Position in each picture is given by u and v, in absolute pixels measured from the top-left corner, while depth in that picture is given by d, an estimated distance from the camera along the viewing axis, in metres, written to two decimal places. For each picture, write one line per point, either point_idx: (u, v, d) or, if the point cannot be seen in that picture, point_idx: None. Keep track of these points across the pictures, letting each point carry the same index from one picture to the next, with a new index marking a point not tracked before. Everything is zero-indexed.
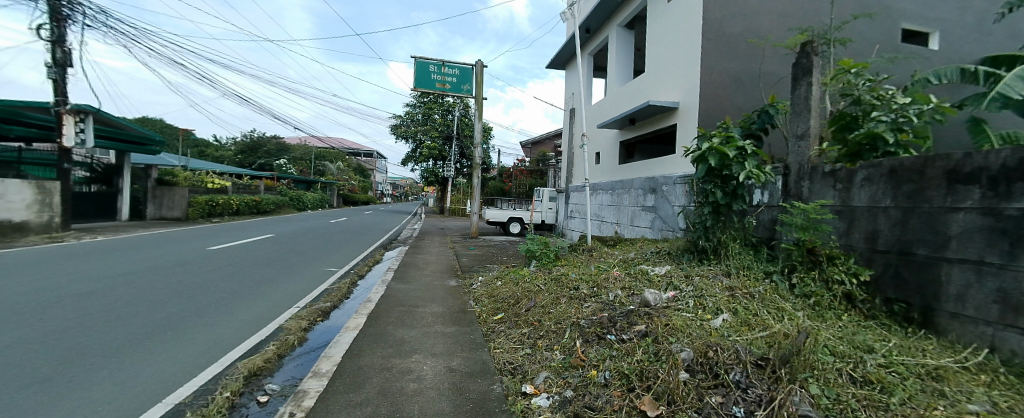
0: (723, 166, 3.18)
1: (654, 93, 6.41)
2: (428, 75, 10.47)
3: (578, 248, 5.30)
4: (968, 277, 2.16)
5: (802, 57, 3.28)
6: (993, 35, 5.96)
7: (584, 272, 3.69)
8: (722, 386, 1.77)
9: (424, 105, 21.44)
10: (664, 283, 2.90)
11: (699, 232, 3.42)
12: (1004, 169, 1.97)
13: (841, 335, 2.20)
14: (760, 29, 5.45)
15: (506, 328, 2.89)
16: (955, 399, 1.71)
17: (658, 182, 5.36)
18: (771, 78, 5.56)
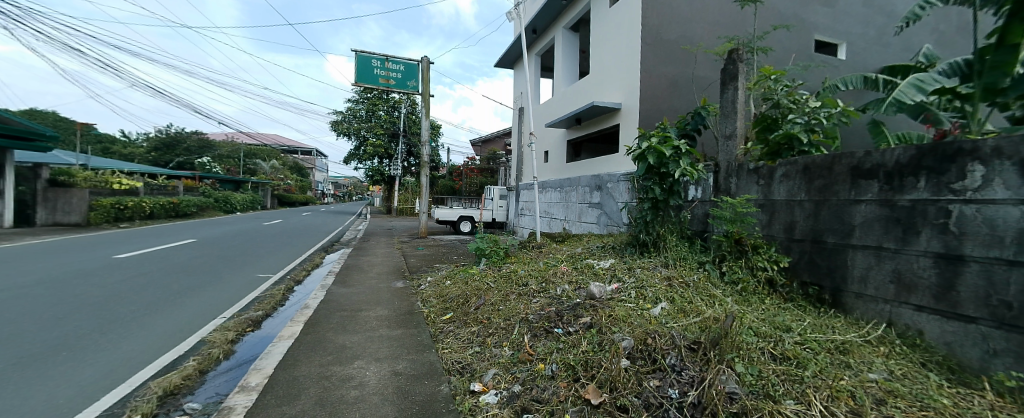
0: (661, 164, 3.35)
1: (598, 94, 6.63)
2: (371, 70, 10.10)
3: (528, 245, 5.37)
4: (869, 260, 2.46)
5: (728, 63, 3.49)
6: (889, 48, 6.79)
7: (533, 268, 3.74)
8: (659, 371, 1.89)
9: (367, 101, 20.74)
10: (608, 275, 3.02)
11: (639, 227, 3.59)
12: (899, 166, 2.30)
13: (764, 317, 2.40)
14: (694, 36, 5.83)
15: (455, 327, 2.87)
16: (855, 369, 1.95)
17: (603, 179, 5.56)
18: (704, 82, 5.98)
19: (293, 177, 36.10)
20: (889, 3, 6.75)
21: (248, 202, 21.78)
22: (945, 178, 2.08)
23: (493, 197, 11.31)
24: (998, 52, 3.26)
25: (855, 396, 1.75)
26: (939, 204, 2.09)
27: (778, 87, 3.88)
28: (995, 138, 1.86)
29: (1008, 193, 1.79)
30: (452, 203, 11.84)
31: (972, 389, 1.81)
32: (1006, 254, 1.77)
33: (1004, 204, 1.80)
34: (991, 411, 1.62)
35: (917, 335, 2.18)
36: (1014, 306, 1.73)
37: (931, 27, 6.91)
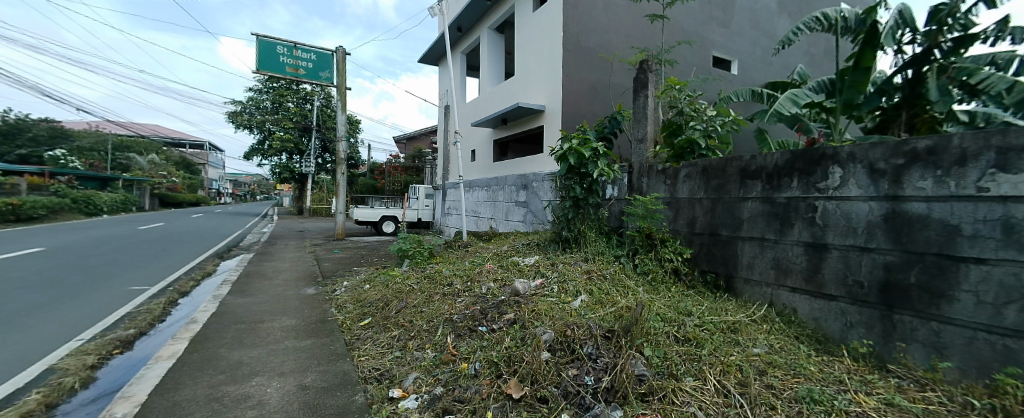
0: (581, 164, 3.53)
1: (523, 96, 6.82)
2: (275, 57, 9.26)
3: (454, 245, 5.31)
4: (755, 250, 2.85)
5: (640, 73, 3.74)
6: (770, 66, 7.92)
7: (458, 267, 3.72)
8: (577, 360, 2.01)
9: (274, 91, 18.97)
10: (533, 271, 3.12)
11: (563, 224, 3.76)
12: (777, 168, 2.71)
13: (670, 304, 2.65)
14: (611, 46, 6.24)
15: (374, 333, 2.74)
16: (743, 344, 2.25)
17: (529, 178, 5.72)
18: (619, 89, 6.40)
19: (182, 173, 31.43)
20: (769, 27, 7.87)
21: (118, 203, 18.41)
22: (812, 178, 2.51)
23: (419, 196, 10.99)
24: (854, 72, 3.83)
25: (742, 369, 2.03)
26: (808, 201, 2.52)
27: (681, 97, 4.26)
28: (849, 146, 2.32)
29: (859, 192, 2.25)
30: (375, 202, 11.25)
31: (834, 356, 2.25)
32: (859, 241, 2.23)
33: (857, 200, 2.26)
34: (846, 374, 2.03)
35: (792, 313, 2.60)
36: (865, 284, 2.21)
37: (801, 52, 8.21)
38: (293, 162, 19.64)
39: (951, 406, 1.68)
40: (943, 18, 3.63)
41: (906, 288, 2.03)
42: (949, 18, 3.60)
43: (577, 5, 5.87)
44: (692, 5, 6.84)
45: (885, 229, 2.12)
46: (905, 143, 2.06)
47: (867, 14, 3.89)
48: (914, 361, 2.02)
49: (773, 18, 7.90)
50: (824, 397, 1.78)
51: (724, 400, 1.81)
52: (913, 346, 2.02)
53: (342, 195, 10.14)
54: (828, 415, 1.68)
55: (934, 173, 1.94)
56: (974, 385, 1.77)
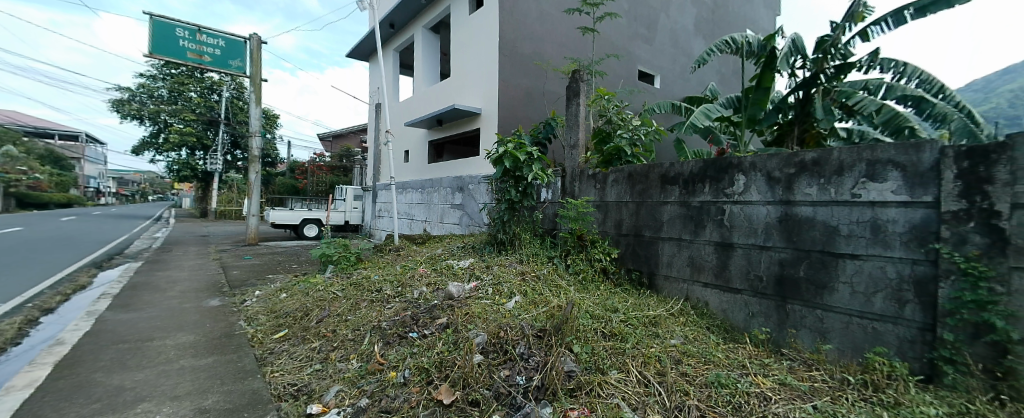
0: (517, 168, 3.60)
1: (459, 98, 6.79)
2: (174, 42, 8.29)
3: (385, 250, 5.10)
4: (673, 249, 3.10)
5: (572, 82, 3.90)
6: (687, 83, 8.76)
7: (388, 272, 3.58)
8: (510, 361, 2.05)
9: (172, 78, 16.66)
10: (467, 274, 3.10)
11: (498, 226, 3.80)
12: (691, 175, 2.99)
13: (598, 301, 2.79)
14: (546, 54, 6.44)
15: (290, 345, 2.53)
16: (661, 336, 2.44)
17: (465, 181, 5.69)
18: (554, 97, 6.63)
19: (48, 170, 26.24)
20: (687, 47, 8.69)
21: None
22: (721, 185, 2.82)
23: (347, 198, 10.41)
24: (756, 91, 4.37)
25: (660, 359, 2.21)
26: (717, 205, 2.83)
27: (609, 107, 4.52)
28: (750, 157, 2.66)
29: (759, 197, 2.60)
30: (294, 204, 10.41)
31: (739, 342, 2.55)
32: (759, 241, 2.59)
33: (757, 205, 2.61)
34: (748, 358, 2.31)
35: (704, 305, 2.89)
36: (764, 278, 2.57)
37: (713, 71, 9.21)
38: (194, 158, 17.65)
39: (830, 383, 2.02)
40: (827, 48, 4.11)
41: (797, 281, 2.42)
42: (832, 48, 4.07)
43: (512, 11, 6.01)
44: (619, 22, 7.32)
45: (779, 229, 2.50)
46: (796, 154, 2.43)
47: (767, 40, 4.41)
48: (802, 344, 2.40)
49: (690, 39, 8.74)
50: (729, 380, 2.03)
51: (645, 389, 1.97)
52: (802, 332, 2.40)
53: (256, 196, 9.30)
54: (731, 396, 1.92)
55: (817, 182, 2.34)
56: (849, 363, 2.16)
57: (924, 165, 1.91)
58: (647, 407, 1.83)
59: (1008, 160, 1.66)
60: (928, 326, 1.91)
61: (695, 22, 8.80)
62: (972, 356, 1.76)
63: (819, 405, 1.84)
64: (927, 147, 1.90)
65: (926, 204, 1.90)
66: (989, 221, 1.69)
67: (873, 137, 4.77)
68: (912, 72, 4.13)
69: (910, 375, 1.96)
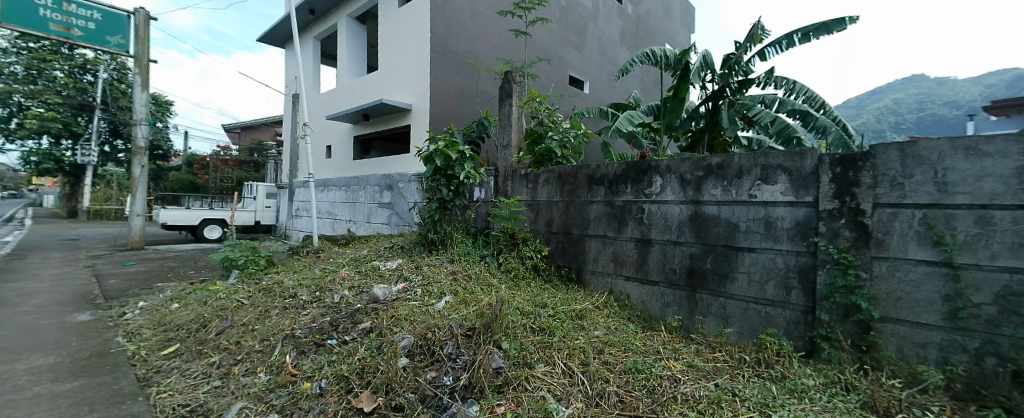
0: (448, 166, 3.56)
1: (387, 92, 6.57)
2: (33, 10, 7.02)
3: (304, 252, 4.75)
4: (600, 246, 3.27)
5: (505, 83, 3.95)
6: (613, 90, 9.38)
7: (305, 276, 3.35)
8: (436, 362, 2.03)
9: (25, 52, 13.72)
10: (395, 276, 3.02)
11: (428, 226, 3.74)
12: (616, 176, 3.17)
13: (528, 298, 2.86)
14: (479, 53, 6.46)
15: (182, 362, 2.25)
16: (586, 328, 2.57)
17: (394, 179, 5.51)
18: (487, 96, 6.67)
19: None
20: (613, 56, 9.29)
21: None
22: (641, 186, 3.03)
23: (259, 196, 9.56)
24: (673, 100, 4.74)
25: (584, 350, 2.33)
26: (638, 204, 3.04)
27: (541, 109, 4.50)
28: (666, 160, 2.90)
29: (673, 197, 2.86)
30: (191, 202, 9.39)
31: (655, 329, 2.78)
32: (674, 237, 2.84)
33: (672, 204, 2.86)
34: (663, 344, 2.52)
35: (625, 298, 3.10)
36: (677, 270, 2.83)
37: (636, 81, 9.97)
38: (59, 148, 15.08)
39: (731, 363, 2.29)
40: (732, 65, 4.62)
41: (705, 272, 2.70)
42: (736, 65, 4.58)
43: (444, 8, 5.92)
44: (551, 27, 7.58)
45: (689, 225, 2.77)
46: (704, 158, 2.71)
47: (681, 55, 4.80)
48: (708, 329, 2.69)
49: (616, 48, 9.35)
50: (645, 366, 2.20)
51: (569, 380, 2.06)
52: (708, 318, 2.69)
53: (139, 193, 8.24)
54: (646, 380, 2.09)
55: (722, 183, 2.63)
56: (747, 343, 2.48)
57: (806, 170, 2.28)
58: (571, 396, 1.92)
59: (871, 167, 2.04)
60: (808, 309, 2.29)
61: (620, 34, 9.44)
62: (843, 334, 2.13)
63: (720, 383, 2.08)
64: (809, 155, 2.27)
65: (808, 204, 2.27)
66: (854, 218, 2.08)
67: (769, 145, 5.45)
68: (800, 90, 4.80)
69: (795, 352, 2.31)
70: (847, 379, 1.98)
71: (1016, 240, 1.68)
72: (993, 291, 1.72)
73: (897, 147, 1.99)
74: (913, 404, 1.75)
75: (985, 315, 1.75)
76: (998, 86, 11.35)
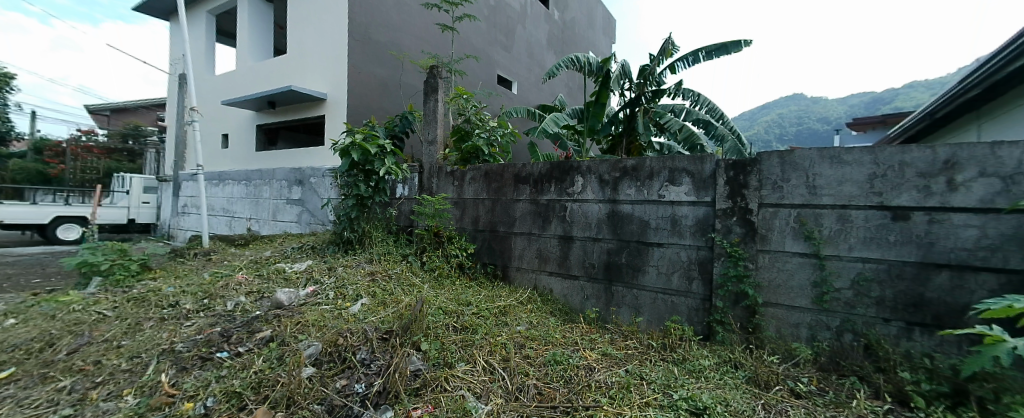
0: (366, 161, 3.41)
1: (299, 79, 6.08)
2: None
3: (190, 254, 4.23)
4: (525, 243, 3.32)
5: (430, 77, 3.86)
6: (538, 92, 9.76)
7: (190, 282, 2.96)
8: (348, 369, 1.92)
9: None
10: (304, 279, 2.84)
11: (344, 224, 3.54)
12: (540, 175, 3.25)
13: (451, 297, 2.82)
14: (403, 44, 6.23)
15: (13, 392, 1.82)
16: (508, 324, 2.61)
17: (305, 173, 5.25)
18: (411, 89, 6.48)
19: None
20: (540, 59, 9.65)
21: None
22: (564, 185, 3.14)
23: (133, 190, 8.28)
24: (595, 105, 4.99)
25: (506, 346, 2.36)
26: (561, 203, 3.16)
27: (468, 106, 4.30)
28: (586, 162, 3.05)
29: (593, 196, 3.02)
30: (38, 196, 7.81)
31: (575, 321, 2.91)
32: (593, 233, 3.01)
33: (591, 203, 3.02)
34: (582, 335, 2.65)
35: (548, 292, 3.20)
36: (596, 265, 3.00)
37: (561, 84, 10.51)
38: None
39: (640, 349, 2.48)
40: (647, 76, 5.02)
41: (620, 266, 2.90)
42: (650, 76, 4.98)
43: None
44: (479, 25, 7.60)
45: (606, 222, 2.96)
46: (620, 160, 2.90)
47: (602, 63, 5.07)
48: (622, 318, 2.88)
49: (542, 52, 9.74)
50: (563, 357, 2.29)
51: (490, 376, 2.07)
52: (622, 309, 2.89)
53: None
54: (564, 370, 2.17)
55: (635, 184, 2.84)
56: (654, 330, 2.72)
57: (706, 173, 2.56)
58: (491, 393, 1.93)
59: (757, 171, 2.39)
60: (706, 297, 2.57)
61: (548, 38, 9.88)
62: (734, 318, 2.45)
63: (629, 368, 2.24)
64: (707, 160, 2.55)
65: (707, 203, 2.56)
66: (745, 216, 2.42)
67: (677, 151, 6.01)
68: (703, 102, 5.37)
69: (695, 335, 2.58)
70: (736, 358, 2.27)
71: (866, 235, 2.12)
72: (851, 277, 2.16)
73: (778, 155, 2.36)
74: (787, 377, 2.08)
75: (843, 297, 2.18)
76: (856, 107, 13.96)
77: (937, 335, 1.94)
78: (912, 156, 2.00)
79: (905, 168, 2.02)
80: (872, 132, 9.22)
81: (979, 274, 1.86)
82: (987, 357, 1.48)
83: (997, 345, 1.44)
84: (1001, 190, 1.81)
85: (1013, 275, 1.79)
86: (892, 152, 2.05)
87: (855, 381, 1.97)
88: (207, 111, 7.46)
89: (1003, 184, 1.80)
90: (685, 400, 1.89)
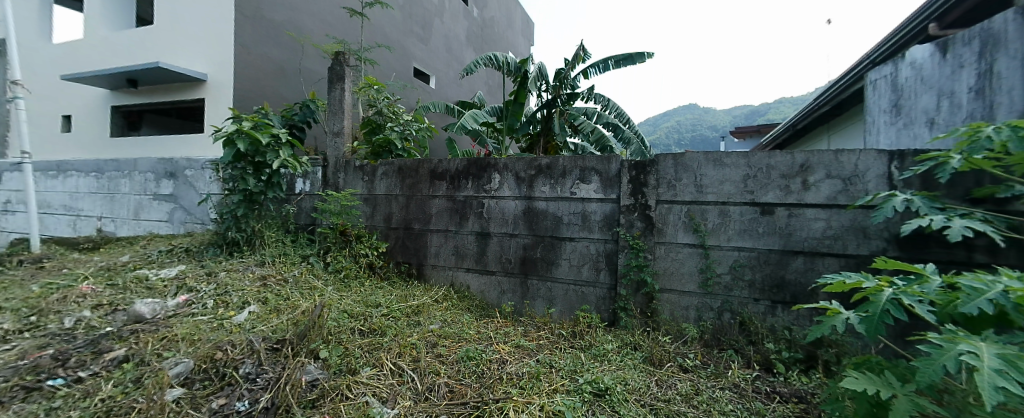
0: (256, 152, 3.08)
1: (174, 56, 5.28)
2: None
3: (11, 262, 3.42)
4: (440, 240, 3.27)
5: (335, 63, 3.60)
6: (458, 88, 9.76)
7: (7, 297, 2.39)
8: (228, 386, 1.72)
9: None
10: (174, 287, 2.51)
11: (228, 223, 3.16)
12: (457, 171, 3.23)
13: (359, 299, 2.68)
14: (304, 26, 5.72)
15: None
16: (421, 324, 2.55)
17: (178, 165, 4.62)
18: (313, 76, 5.99)
19: None
20: (459, 56, 9.64)
21: None
22: (481, 182, 3.16)
23: None
24: (514, 104, 5.10)
25: (416, 346, 2.29)
26: (478, 199, 3.17)
27: (380, 97, 4.07)
28: (502, 159, 3.10)
29: (510, 193, 3.08)
30: None
31: (491, 317, 2.95)
32: (509, 229, 3.07)
33: (508, 199, 3.08)
34: (496, 330, 2.69)
35: (465, 289, 3.19)
36: (512, 260, 3.07)
37: (481, 82, 10.65)
38: None
39: (551, 338, 2.60)
40: (562, 79, 5.26)
41: (534, 260, 3.01)
42: (565, 80, 5.23)
43: None
44: (393, 14, 7.31)
45: (521, 218, 3.04)
46: (535, 158, 3.00)
47: (521, 63, 5.20)
48: (536, 311, 2.99)
49: (461, 49, 9.75)
50: (476, 352, 2.29)
51: (398, 379, 2.01)
52: (536, 301, 3.00)
53: None
54: (476, 366, 2.18)
55: (550, 181, 2.96)
56: (565, 319, 2.87)
57: (612, 172, 2.76)
58: (398, 397, 1.86)
59: (655, 171, 2.64)
60: (611, 286, 2.79)
61: (466, 34, 9.89)
62: (634, 304, 2.69)
63: (540, 358, 2.33)
64: (614, 160, 2.75)
65: (612, 200, 2.76)
66: (644, 212, 2.66)
67: (590, 152, 6.40)
68: (612, 107, 5.79)
69: (601, 322, 2.77)
70: (635, 340, 2.49)
71: (741, 227, 2.47)
72: (729, 264, 2.50)
73: (672, 157, 2.63)
74: (677, 354, 2.34)
75: (722, 281, 2.52)
76: (737, 118, 16.35)
77: (793, 310, 2.34)
78: (775, 160, 2.39)
79: (770, 170, 2.40)
80: (748, 140, 10.86)
81: (825, 258, 2.30)
82: (825, 326, 1.70)
83: (834, 316, 1.66)
84: (842, 189, 2.25)
85: (849, 259, 2.25)
86: (761, 156, 2.42)
87: (731, 354, 2.30)
88: (42, 88, 6.11)
89: (843, 185, 2.25)
90: (589, 383, 2.02)
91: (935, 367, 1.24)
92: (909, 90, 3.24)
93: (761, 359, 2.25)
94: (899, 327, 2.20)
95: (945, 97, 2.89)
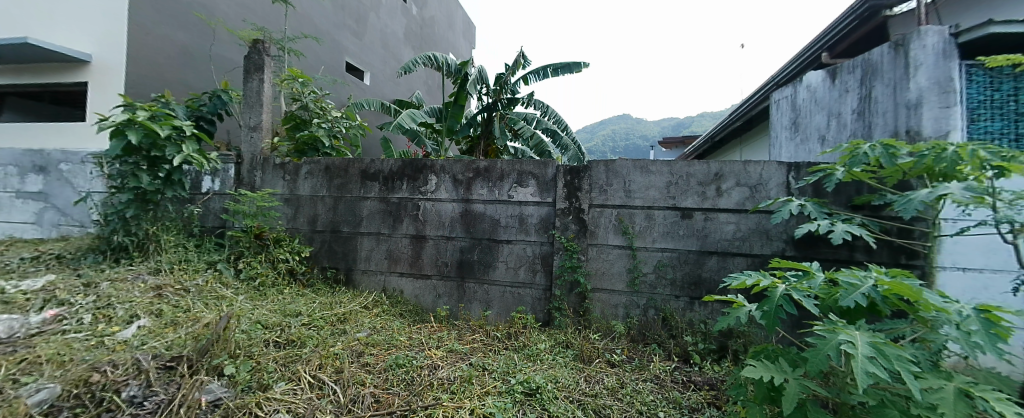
0: (153, 146, 2.75)
1: (51, 31, 4.53)
2: None
3: None
4: (372, 243, 3.14)
5: (253, 52, 3.31)
6: (395, 86, 9.48)
7: None
8: (106, 413, 1.50)
9: None
10: (37, 300, 2.14)
11: (114, 225, 2.77)
12: (391, 172, 3.13)
13: (276, 308, 2.49)
14: (217, 9, 5.19)
15: None
16: (347, 332, 2.42)
17: (49, 157, 3.97)
18: (227, 64, 5.47)
19: None
20: (396, 53, 9.37)
21: None
22: (417, 183, 3.09)
23: None
24: (454, 106, 5.07)
25: (340, 356, 2.17)
26: (413, 201, 3.09)
27: (305, 91, 3.81)
28: (439, 161, 3.05)
29: (447, 195, 3.04)
30: None
31: (425, 322, 2.90)
32: (446, 232, 3.04)
33: (445, 202, 3.04)
34: (430, 335, 2.64)
35: (398, 293, 3.10)
36: (448, 263, 3.04)
37: (418, 81, 10.45)
38: None
39: (485, 341, 2.61)
40: (502, 84, 5.34)
41: (471, 262, 3.00)
42: (505, 84, 5.32)
43: None
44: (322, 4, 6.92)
45: (458, 221, 3.02)
46: (473, 161, 3.00)
47: (461, 65, 5.19)
48: (471, 314, 2.99)
49: (399, 46, 9.49)
50: (406, 359, 2.22)
51: (318, 392, 1.89)
52: (471, 304, 3.00)
53: None
54: (405, 373, 2.12)
55: (488, 184, 2.97)
56: (500, 321, 2.90)
57: (548, 176, 2.85)
58: (318, 410, 1.76)
59: (588, 177, 2.78)
60: (546, 288, 2.87)
61: (404, 32, 9.64)
62: (567, 304, 2.79)
63: (473, 361, 2.33)
64: (550, 165, 2.84)
65: (548, 203, 2.85)
66: (579, 215, 2.77)
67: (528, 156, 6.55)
68: (551, 113, 5.98)
69: (536, 323, 2.85)
70: (567, 339, 2.58)
71: (664, 230, 2.67)
72: (653, 264, 2.69)
73: (603, 164, 2.78)
74: (605, 350, 2.47)
75: (647, 280, 2.71)
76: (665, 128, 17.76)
77: (707, 306, 2.58)
78: (693, 169, 2.62)
79: (689, 178, 2.62)
80: (674, 148, 11.84)
81: (735, 258, 2.57)
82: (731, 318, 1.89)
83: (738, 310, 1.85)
84: (749, 196, 2.54)
85: (755, 258, 2.54)
86: (682, 165, 2.64)
87: (654, 347, 2.48)
88: None
89: (750, 192, 2.54)
90: (521, 383, 2.06)
91: (822, 355, 1.42)
92: (805, 110, 3.73)
93: (679, 351, 2.45)
94: (795, 319, 2.53)
95: (834, 117, 3.37)
